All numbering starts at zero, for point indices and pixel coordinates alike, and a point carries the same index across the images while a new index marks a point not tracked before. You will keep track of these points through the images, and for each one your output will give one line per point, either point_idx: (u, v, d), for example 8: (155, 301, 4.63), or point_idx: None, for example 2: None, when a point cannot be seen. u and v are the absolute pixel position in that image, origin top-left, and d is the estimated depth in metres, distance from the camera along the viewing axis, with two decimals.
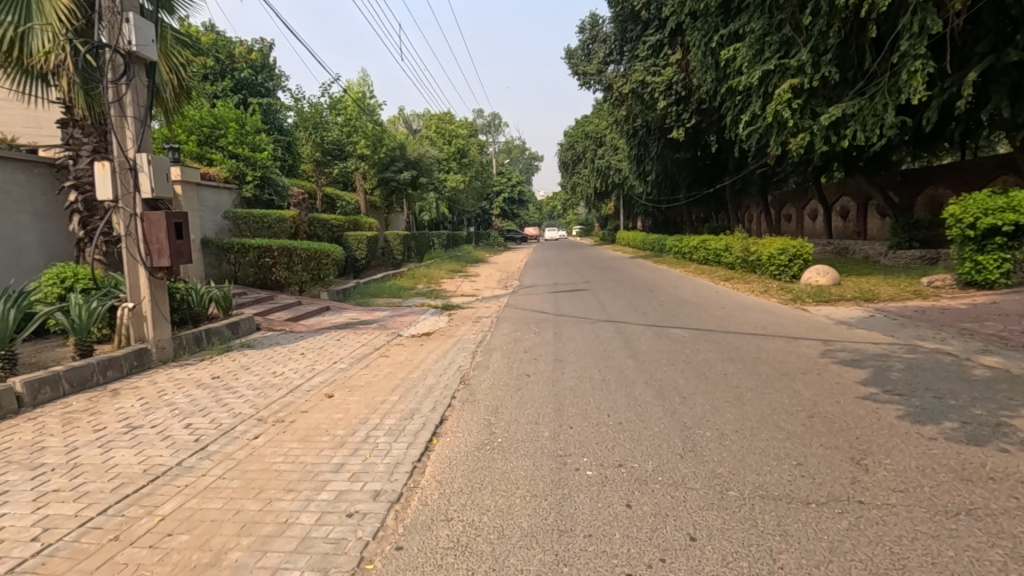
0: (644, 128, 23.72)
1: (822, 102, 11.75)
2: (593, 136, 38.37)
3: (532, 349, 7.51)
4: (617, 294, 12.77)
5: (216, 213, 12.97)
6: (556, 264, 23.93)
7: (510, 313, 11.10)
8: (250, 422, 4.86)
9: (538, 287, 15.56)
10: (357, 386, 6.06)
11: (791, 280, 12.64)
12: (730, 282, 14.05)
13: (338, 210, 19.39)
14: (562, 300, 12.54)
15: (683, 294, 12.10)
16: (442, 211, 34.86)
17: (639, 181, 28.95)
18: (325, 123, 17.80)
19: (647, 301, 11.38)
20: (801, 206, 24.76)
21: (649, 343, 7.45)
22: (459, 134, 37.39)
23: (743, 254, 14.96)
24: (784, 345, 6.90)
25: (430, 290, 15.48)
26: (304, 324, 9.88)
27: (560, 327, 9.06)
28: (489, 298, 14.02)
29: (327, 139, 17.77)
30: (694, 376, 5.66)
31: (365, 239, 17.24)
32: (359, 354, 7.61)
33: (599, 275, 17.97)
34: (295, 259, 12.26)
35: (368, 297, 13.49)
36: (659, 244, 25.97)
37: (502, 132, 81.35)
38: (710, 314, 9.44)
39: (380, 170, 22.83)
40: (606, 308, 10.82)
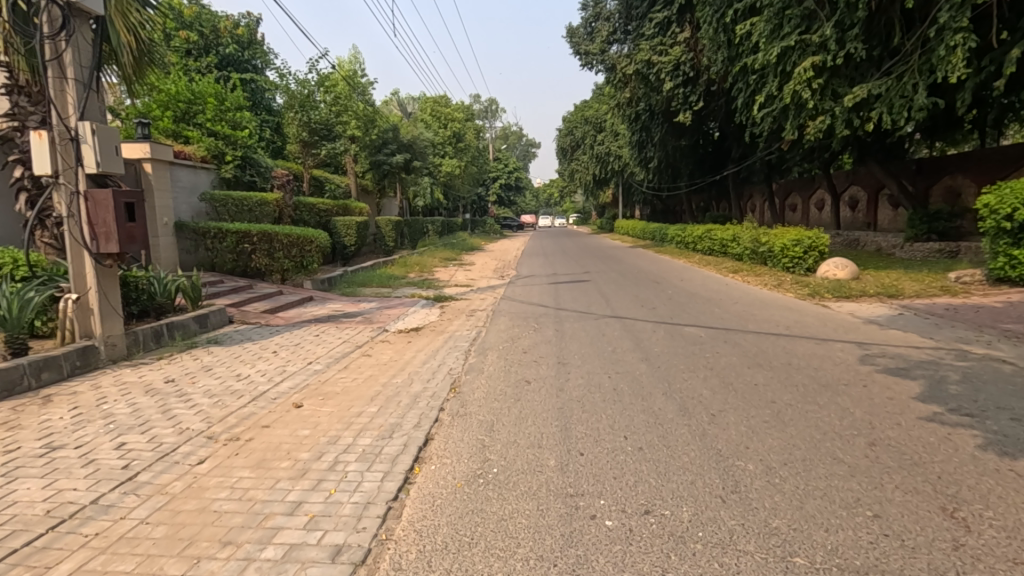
0: (647, 112, 22.84)
1: (844, 82, 10.95)
2: (592, 122, 37.42)
3: (532, 348, 6.73)
4: (621, 286, 12.03)
5: (191, 195, 12.07)
6: (554, 253, 23.13)
7: (506, 305, 10.33)
8: (196, 442, 4.07)
9: (537, 277, 14.81)
10: (331, 393, 5.28)
11: (807, 274, 11.88)
12: (739, 275, 13.31)
13: (326, 193, 18.49)
14: (562, 292, 11.77)
15: (691, 287, 11.37)
16: (437, 197, 33.96)
17: (640, 168, 28.10)
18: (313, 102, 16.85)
19: (653, 294, 10.63)
20: (808, 195, 23.99)
21: (663, 343, 6.69)
22: (455, 117, 36.35)
23: (752, 245, 14.22)
24: (815, 349, 6.14)
25: (422, 279, 14.68)
26: (282, 316, 9.08)
27: (561, 322, 8.29)
28: (484, 289, 13.24)
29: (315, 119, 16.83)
30: (721, 387, 4.90)
31: (355, 225, 16.36)
32: (338, 353, 6.82)
33: (600, 265, 17.21)
34: (276, 245, 11.40)
35: (356, 287, 12.70)
36: (660, 233, 25.19)
37: (499, 118, 80.08)
38: (725, 310, 8.68)
39: (373, 152, 21.92)
40: (610, 301, 10.05)
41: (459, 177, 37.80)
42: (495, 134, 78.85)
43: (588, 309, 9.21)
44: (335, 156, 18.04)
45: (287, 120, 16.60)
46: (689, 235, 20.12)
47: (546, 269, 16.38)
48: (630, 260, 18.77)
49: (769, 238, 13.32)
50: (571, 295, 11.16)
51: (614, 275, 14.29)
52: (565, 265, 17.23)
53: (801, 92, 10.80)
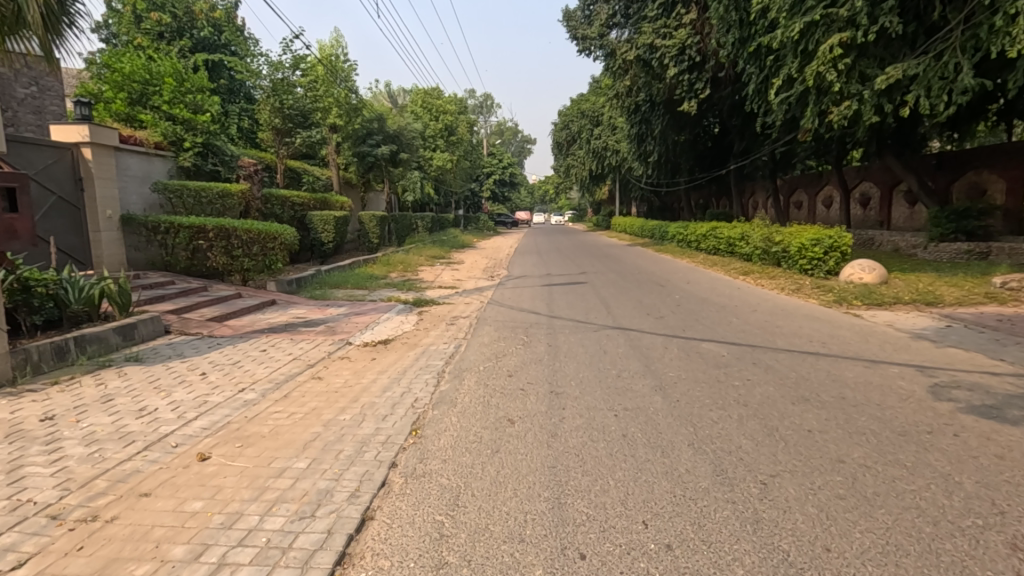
0: (648, 103, 21.65)
1: (873, 63, 9.80)
2: (589, 115, 36.22)
3: (519, 372, 5.51)
4: (624, 290, 10.83)
5: (141, 184, 10.78)
6: (548, 251, 21.95)
7: (494, 312, 9.13)
8: (30, 527, 2.84)
9: (530, 278, 13.58)
10: (253, 436, 4.06)
11: (827, 276, 10.72)
12: (750, 277, 12.14)
13: (303, 185, 17.14)
14: (557, 296, 10.55)
15: (701, 292, 10.18)
16: (428, 191, 32.72)
17: (639, 163, 26.93)
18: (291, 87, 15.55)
19: (659, 300, 9.42)
20: (815, 192, 22.86)
21: (680, 365, 5.47)
22: (447, 109, 35.06)
23: (764, 244, 13.07)
24: (869, 376, 4.94)
25: (403, 280, 13.43)
26: (231, 324, 7.81)
27: (555, 335, 7.07)
28: (471, 291, 12.03)
29: (292, 104, 15.54)
30: (766, 436, 3.69)
31: (334, 219, 15.36)
32: (282, 374, 5.59)
33: (598, 265, 15.97)
34: (234, 242, 10.09)
35: (328, 289, 11.44)
36: (659, 231, 23.99)
37: (494, 114, 78.92)
38: (745, 322, 7.47)
39: (356, 143, 20.61)
40: (612, 308, 8.84)
41: (451, 172, 36.54)
42: (490, 129, 77.52)
43: (586, 318, 7.99)
44: (313, 145, 16.72)
45: (259, 106, 15.33)
46: (692, 234, 18.91)
47: (539, 270, 15.13)
48: (629, 260, 17.54)
49: (784, 237, 12.16)
50: (567, 300, 9.95)
51: (615, 277, 13.06)
52: (560, 265, 16.00)
53: (826, 74, 9.68)
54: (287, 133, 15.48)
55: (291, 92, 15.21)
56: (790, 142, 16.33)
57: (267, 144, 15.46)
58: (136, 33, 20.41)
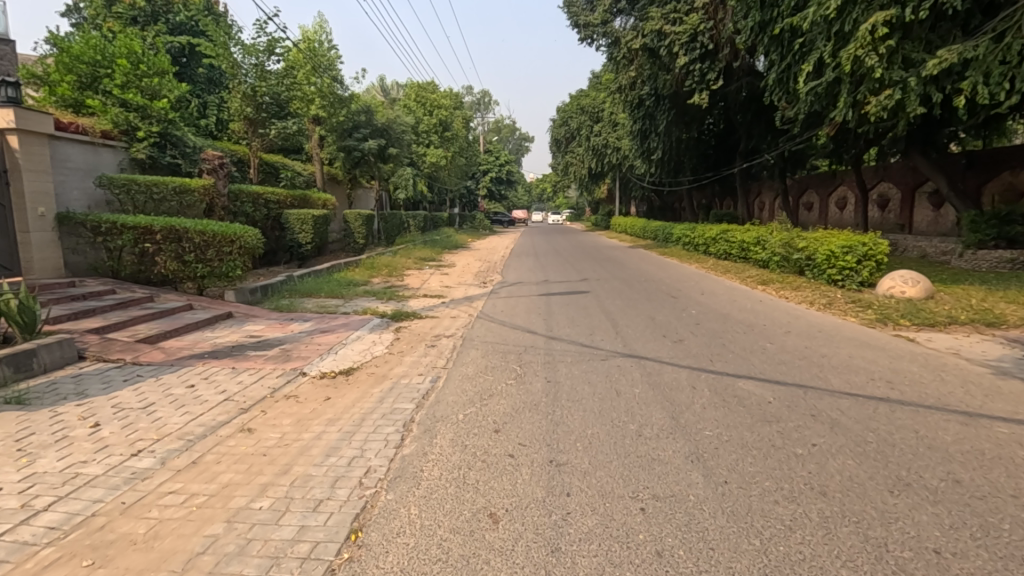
0: (653, 97, 20.42)
1: (918, 47, 8.61)
2: (589, 111, 35.00)
3: (508, 425, 4.24)
4: (632, 302, 9.57)
5: (84, 178, 9.50)
6: (546, 254, 20.71)
7: (483, 329, 7.89)
8: None
9: (528, 285, 12.36)
10: (117, 545, 2.78)
11: (861, 288, 9.49)
12: (770, 287, 10.91)
13: (280, 181, 15.83)
14: (557, 309, 9.29)
15: (719, 306, 8.97)
16: (420, 189, 31.41)
17: (642, 161, 25.70)
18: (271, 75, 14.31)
19: (674, 316, 8.20)
20: (828, 192, 21.67)
21: (717, 418, 4.20)
22: (441, 104, 33.71)
23: (784, 249, 11.84)
24: (976, 440, 3.69)
25: (386, 286, 12.18)
26: (166, 346, 6.52)
27: (555, 365, 5.80)
28: (460, 300, 10.83)
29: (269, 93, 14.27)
30: (875, 562, 2.46)
31: (311, 217, 14.31)
32: (201, 424, 4.31)
33: (600, 271, 14.71)
34: (185, 245, 8.75)
35: (297, 298, 10.14)
36: (663, 232, 22.75)
37: (491, 111, 77.67)
38: (782, 349, 6.22)
39: (341, 136, 19.34)
40: (620, 326, 7.59)
41: (445, 168, 35.28)
42: (487, 126, 76.20)
43: (592, 341, 6.73)
44: (292, 138, 15.41)
45: (230, 93, 13.99)
46: (700, 237, 17.73)
47: (536, 275, 13.89)
48: (633, 264, 16.33)
49: (808, 242, 10.93)
50: (568, 314, 8.73)
51: (621, 285, 11.84)
52: (559, 270, 14.76)
53: (865, 58, 8.47)
54: (262, 125, 14.14)
55: (267, 79, 13.92)
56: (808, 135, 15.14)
57: (238, 136, 14.15)
58: (106, 17, 19.05)
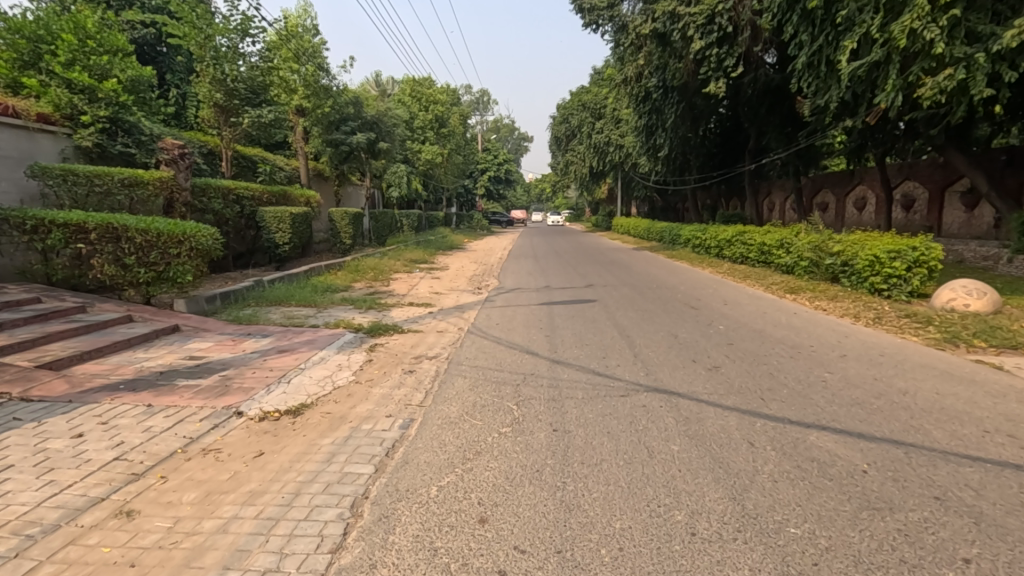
0: (661, 89, 19.19)
1: (984, 18, 7.40)
2: (591, 107, 33.83)
3: (500, 511, 2.97)
4: (647, 314, 8.33)
5: (14, 168, 8.24)
6: (547, 256, 19.48)
7: (475, 349, 6.61)
8: None
9: (527, 292, 11.09)
10: None
11: (911, 300, 8.22)
12: (801, 296, 9.64)
13: (257, 176, 14.54)
14: (563, 321, 8.03)
15: (750, 320, 7.72)
16: (415, 186, 30.15)
17: (647, 158, 24.48)
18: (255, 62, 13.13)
19: (700, 333, 6.93)
20: (846, 191, 20.44)
21: (800, 502, 2.92)
22: (438, 99, 32.41)
23: (814, 253, 10.57)
24: None
25: (369, 293, 10.92)
26: (76, 372, 5.24)
27: (563, 404, 4.51)
28: (451, 309, 9.59)
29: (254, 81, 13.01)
30: None
31: (288, 215, 13.07)
32: (61, 505, 3.04)
33: (606, 275, 13.45)
34: (123, 248, 7.41)
35: (262, 308, 8.85)
36: (670, 233, 21.52)
37: (491, 111, 76.46)
38: (848, 382, 4.93)
39: (328, 129, 18.04)
40: (638, 346, 6.32)
41: (440, 166, 34.10)
42: (486, 124, 74.95)
43: (606, 368, 5.45)
44: (270, 129, 14.08)
45: (197, 76, 12.48)
46: (710, 239, 16.54)
47: (536, 280, 12.65)
48: (641, 267, 15.06)
49: (844, 246, 9.68)
50: (575, 328, 7.48)
51: (632, 292, 10.60)
52: (561, 275, 13.50)
53: (924, 30, 7.27)
54: (232, 115, 12.56)
55: (247, 63, 12.70)
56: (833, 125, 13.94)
57: (208, 125, 12.74)
58: None
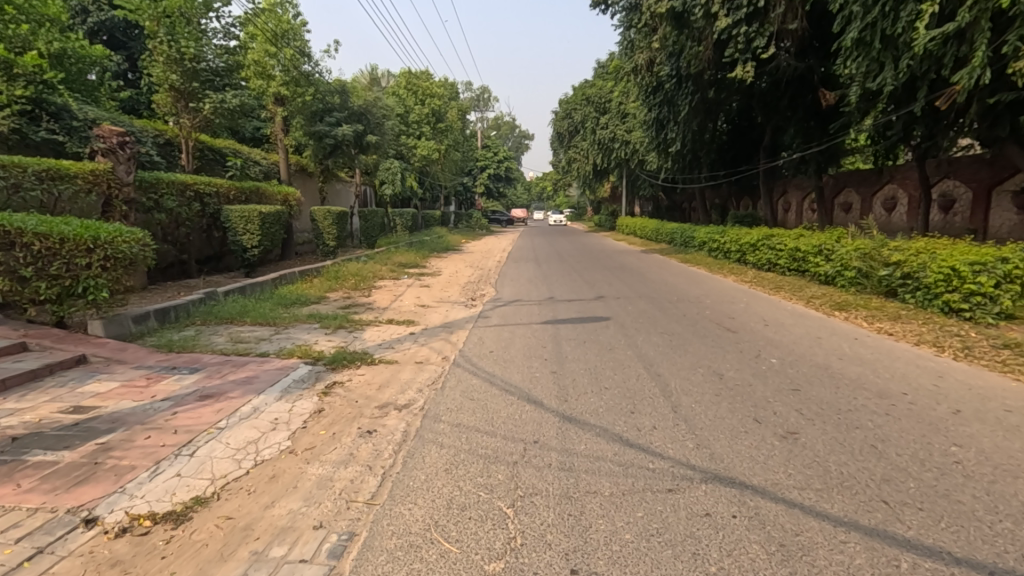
0: (674, 79, 17.72)
1: None
2: (595, 101, 32.31)
3: None
4: (675, 339, 6.80)
5: None
6: (549, 260, 17.95)
7: (461, 394, 5.06)
8: None
9: (528, 306, 9.57)
10: None
11: (1001, 325, 6.69)
12: (855, 315, 8.09)
13: (227, 170, 13.09)
14: (572, 348, 6.51)
15: (806, 351, 6.17)
16: (409, 183, 28.59)
17: (657, 155, 22.93)
18: (232, 46, 11.65)
19: (751, 372, 5.38)
20: (874, 191, 18.91)
21: None
22: (434, 92, 30.84)
23: (865, 262, 9.03)
24: None
25: (343, 307, 9.39)
26: None
27: (583, 513, 2.96)
28: (438, 328, 8.06)
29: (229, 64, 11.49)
30: None
31: (257, 215, 11.54)
32: None
33: (617, 284, 11.90)
34: (21, 257, 5.80)
35: (206, 329, 7.32)
36: (682, 235, 20.01)
37: (491, 108, 74.88)
38: (995, 465, 3.39)
39: (310, 121, 16.56)
40: (675, 394, 4.78)
41: (437, 163, 32.68)
42: (486, 121, 73.51)
43: (639, 437, 3.90)
44: (240, 118, 12.55)
45: (151, 55, 10.88)
46: (729, 242, 15.08)
47: (539, 290, 11.13)
48: (655, 274, 13.54)
49: (906, 256, 8.14)
50: (589, 360, 5.95)
51: (652, 307, 9.08)
52: (566, 283, 11.95)
53: None
54: (191, 100, 10.97)
55: (216, 45, 11.20)
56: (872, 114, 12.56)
57: (164, 112, 11.18)
58: None
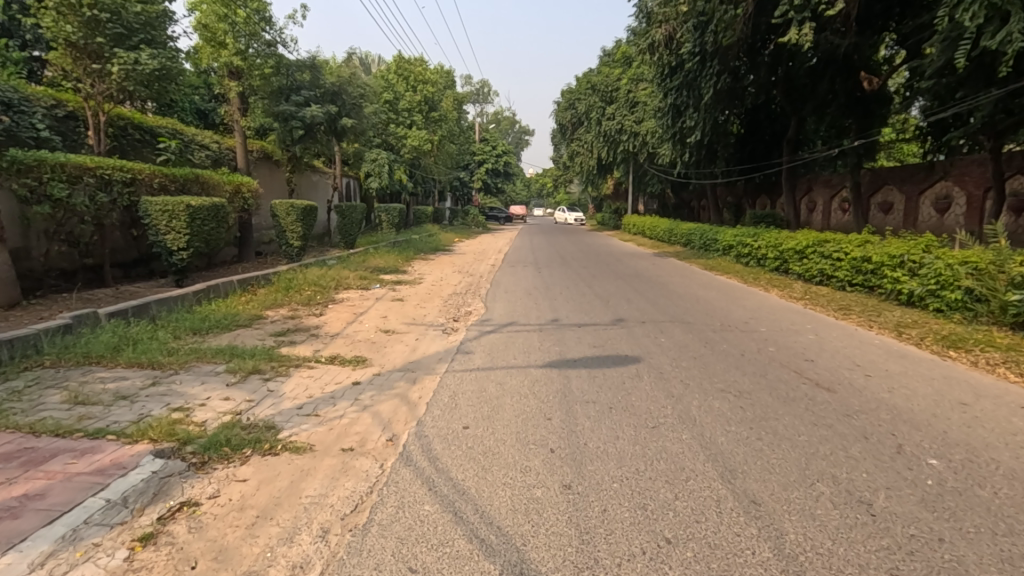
0: (698, 56, 15.41)
1: None
2: (601, 90, 29.97)
3: None
4: (751, 406, 4.44)
5: None
6: (551, 265, 15.61)
7: (395, 550, 2.69)
8: None
9: (522, 336, 7.18)
10: None
11: None
12: (986, 358, 5.76)
13: (158, 154, 10.74)
14: (594, 424, 4.13)
15: (970, 439, 3.83)
16: (398, 176, 26.15)
17: (671, 146, 20.56)
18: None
19: (917, 498, 3.02)
20: (923, 189, 16.59)
21: None
22: (427, 78, 28.46)
23: (985, 283, 6.71)
24: None
25: (277, 334, 6.98)
26: None
27: None
28: (395, 372, 5.67)
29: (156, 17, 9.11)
30: None
31: (184, 209, 9.10)
32: None
33: (636, 299, 9.55)
34: None
35: (47, 377, 4.96)
36: (702, 237, 17.62)
37: (491, 102, 72.29)
38: None
39: (273, 99, 14.22)
40: (809, 573, 2.43)
41: (430, 154, 30.30)
42: (485, 115, 70.94)
43: None
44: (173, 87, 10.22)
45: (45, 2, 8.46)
46: (762, 248, 12.83)
47: (537, 308, 8.75)
48: (679, 285, 11.19)
49: None
50: (625, 456, 3.59)
51: (694, 339, 6.70)
52: (572, 298, 9.58)
53: None
54: (95, 60, 8.56)
55: None
56: (946, 82, 10.48)
57: (63, 75, 8.77)
58: None
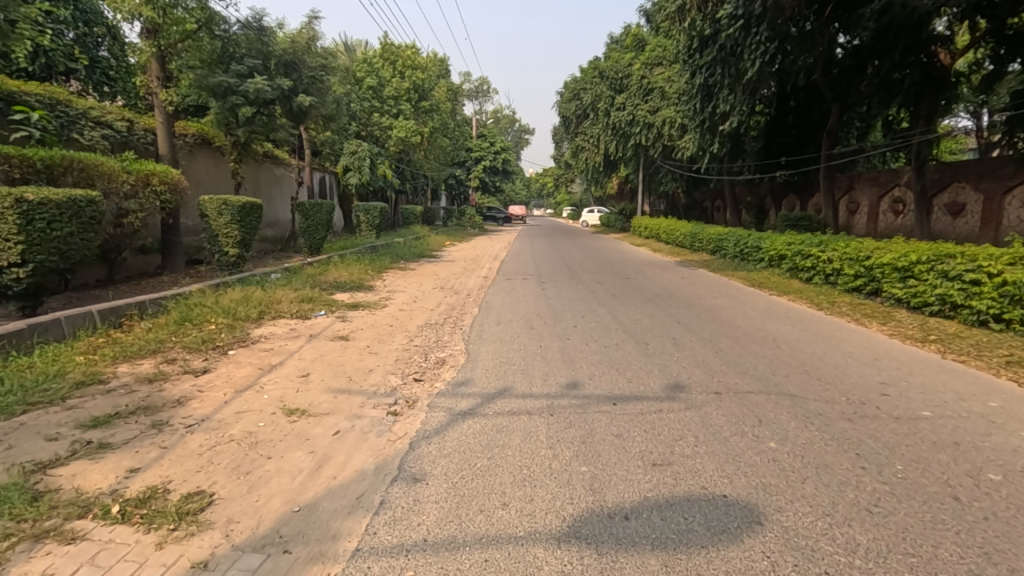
0: (741, 20, 12.51)
1: None
2: (610, 77, 27.07)
3: None
4: None
5: None
6: (559, 277, 12.61)
7: None
8: None
9: (518, 427, 4.14)
10: None
11: None
12: None
13: (18, 128, 7.80)
14: None
15: None
16: (382, 170, 23.10)
17: (696, 134, 17.62)
18: None
19: None
20: (1012, 186, 13.65)
21: None
22: (417, 63, 25.51)
23: None
24: None
25: (87, 427, 3.94)
26: None
27: None
28: (244, 557, 2.63)
29: None
30: None
31: (11, 206, 6.02)
32: None
33: (687, 341, 6.52)
34: None
35: None
36: (739, 243, 14.60)
37: (490, 98, 69.26)
38: None
39: (207, 67, 11.22)
40: None
41: (420, 148, 27.27)
42: (484, 112, 67.80)
43: None
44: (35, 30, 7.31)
45: None
46: (835, 261, 9.85)
47: (543, 362, 5.75)
48: (737, 315, 8.18)
49: None
50: None
51: (831, 449, 3.66)
52: (593, 341, 6.55)
53: None
54: None
55: None
56: None
57: None
58: None
